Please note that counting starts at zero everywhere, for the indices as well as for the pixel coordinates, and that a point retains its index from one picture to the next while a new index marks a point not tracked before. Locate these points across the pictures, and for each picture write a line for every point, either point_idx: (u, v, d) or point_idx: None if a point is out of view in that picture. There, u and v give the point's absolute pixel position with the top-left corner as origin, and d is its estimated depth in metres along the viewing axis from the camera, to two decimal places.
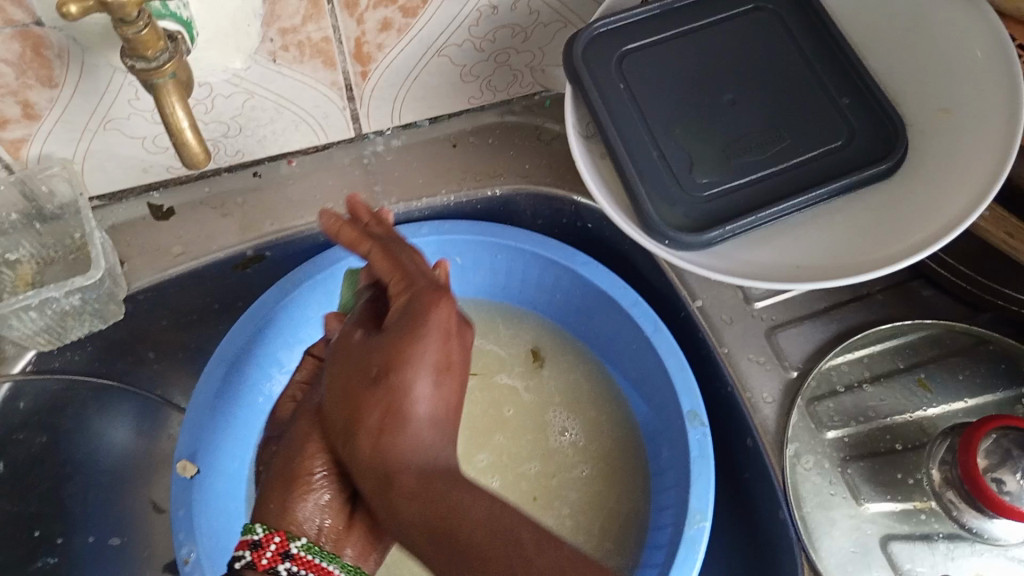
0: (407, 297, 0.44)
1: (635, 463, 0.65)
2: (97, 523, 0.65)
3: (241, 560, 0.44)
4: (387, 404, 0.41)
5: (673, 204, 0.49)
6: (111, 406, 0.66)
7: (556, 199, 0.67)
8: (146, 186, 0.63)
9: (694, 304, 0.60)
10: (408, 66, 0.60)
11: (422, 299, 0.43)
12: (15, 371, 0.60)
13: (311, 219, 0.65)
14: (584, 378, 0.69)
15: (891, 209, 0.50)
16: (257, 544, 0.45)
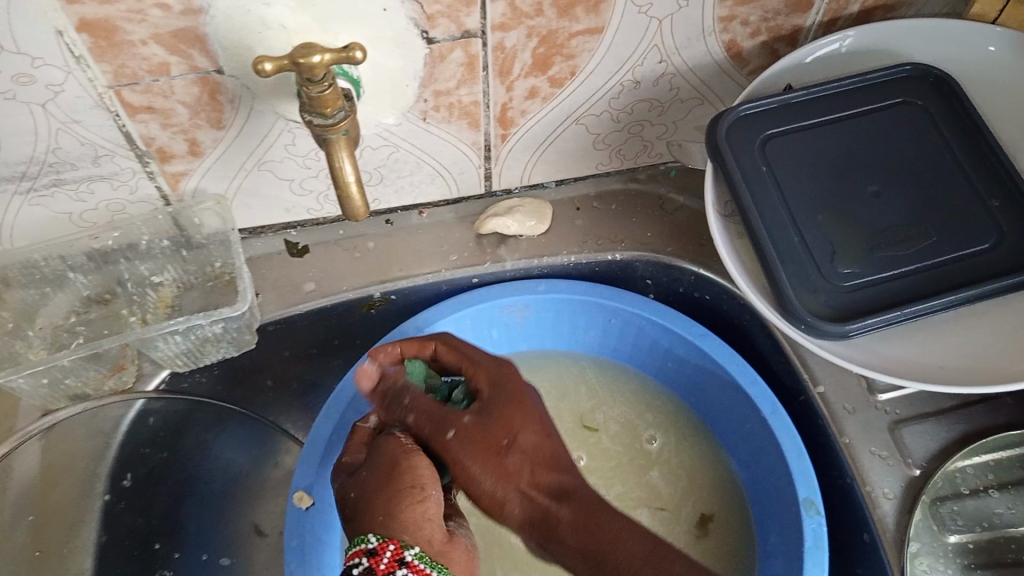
0: (489, 394, 0.52)
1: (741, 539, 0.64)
2: (211, 540, 0.66)
3: (358, 567, 0.46)
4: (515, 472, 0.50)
5: (814, 291, 0.50)
6: (225, 434, 0.67)
7: (675, 267, 0.67)
8: (285, 224, 0.67)
9: (815, 389, 0.60)
10: (546, 131, 0.62)
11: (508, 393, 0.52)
12: (150, 389, 0.61)
13: (433, 268, 0.67)
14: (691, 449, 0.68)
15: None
16: (373, 552, 0.46)
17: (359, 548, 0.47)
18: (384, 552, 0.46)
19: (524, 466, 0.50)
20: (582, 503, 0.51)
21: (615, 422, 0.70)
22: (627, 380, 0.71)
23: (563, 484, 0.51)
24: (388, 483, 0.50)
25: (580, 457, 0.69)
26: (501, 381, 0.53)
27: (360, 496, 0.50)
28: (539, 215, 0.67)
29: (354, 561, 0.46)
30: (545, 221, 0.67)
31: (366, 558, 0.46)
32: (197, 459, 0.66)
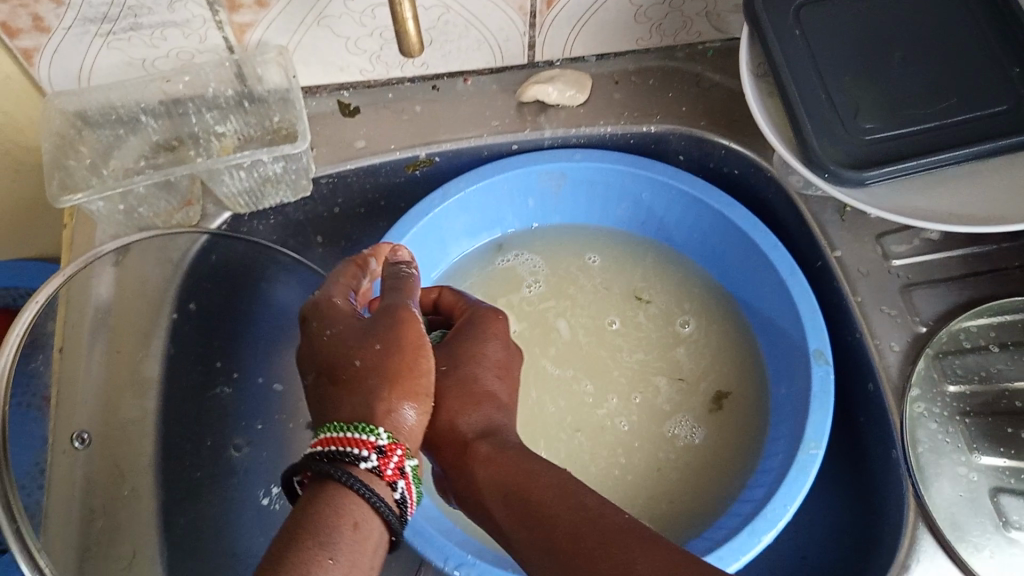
0: (468, 314, 0.59)
1: (751, 394, 0.68)
2: None
3: (365, 463, 0.43)
4: (461, 389, 0.54)
5: (836, 143, 0.53)
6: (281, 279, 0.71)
7: (706, 142, 0.70)
8: (339, 85, 0.71)
9: (833, 254, 0.64)
10: (586, 4, 0.65)
11: (483, 313, 0.58)
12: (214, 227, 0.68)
13: (476, 132, 0.71)
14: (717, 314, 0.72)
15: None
16: (383, 451, 0.44)
17: (365, 440, 0.44)
18: (394, 455, 0.45)
19: (473, 398, 0.54)
20: (506, 445, 0.51)
21: (642, 284, 0.74)
22: (652, 250, 0.75)
23: (490, 424, 0.53)
24: (416, 363, 0.48)
25: (614, 320, 0.72)
26: (492, 313, 0.58)
27: (374, 365, 0.47)
28: (578, 85, 0.70)
29: (363, 453, 0.44)
30: (584, 91, 0.70)
31: (376, 456, 0.44)
32: (257, 298, 0.70)
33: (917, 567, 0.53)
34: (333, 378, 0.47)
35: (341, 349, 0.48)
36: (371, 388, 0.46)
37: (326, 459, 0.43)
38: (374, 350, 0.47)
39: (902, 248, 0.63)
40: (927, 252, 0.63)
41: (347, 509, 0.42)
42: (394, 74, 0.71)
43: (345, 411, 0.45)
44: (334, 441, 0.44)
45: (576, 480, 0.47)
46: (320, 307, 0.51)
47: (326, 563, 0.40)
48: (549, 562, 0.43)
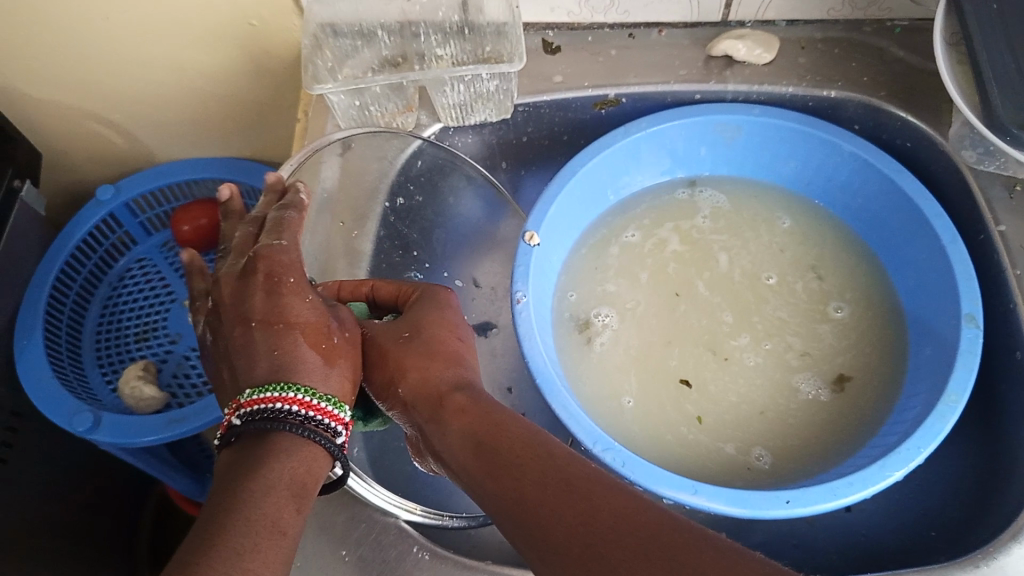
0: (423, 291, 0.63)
1: (891, 356, 0.71)
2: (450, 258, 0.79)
3: (338, 435, 0.49)
4: (427, 353, 0.57)
5: (1021, 108, 0.56)
6: (466, 192, 0.80)
7: (884, 112, 0.74)
8: (546, 25, 0.79)
9: (996, 228, 0.66)
10: None
11: (443, 292, 0.63)
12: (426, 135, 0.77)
13: (664, 79, 0.77)
14: (866, 282, 0.75)
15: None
16: (345, 427, 0.51)
17: (335, 414, 0.50)
18: (349, 430, 0.51)
19: (433, 362, 0.56)
20: (480, 397, 0.54)
21: (788, 252, 0.78)
22: (808, 216, 0.80)
23: (462, 380, 0.56)
24: (357, 355, 0.56)
25: (770, 276, 0.77)
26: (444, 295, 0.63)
27: (339, 348, 0.54)
28: (766, 45, 0.75)
29: (336, 426, 0.49)
30: (771, 51, 0.75)
31: (343, 430, 0.50)
32: (445, 205, 0.79)
33: None
34: (305, 338, 0.52)
35: (314, 321, 0.53)
36: (341, 369, 0.53)
37: (292, 420, 0.47)
38: (343, 337, 0.55)
39: None
40: None
41: (313, 468, 0.47)
42: (597, 19, 0.78)
43: (314, 376, 0.50)
44: (306, 405, 0.48)
45: (547, 435, 0.50)
46: (286, 260, 0.55)
47: (297, 513, 0.44)
48: (518, 498, 0.46)
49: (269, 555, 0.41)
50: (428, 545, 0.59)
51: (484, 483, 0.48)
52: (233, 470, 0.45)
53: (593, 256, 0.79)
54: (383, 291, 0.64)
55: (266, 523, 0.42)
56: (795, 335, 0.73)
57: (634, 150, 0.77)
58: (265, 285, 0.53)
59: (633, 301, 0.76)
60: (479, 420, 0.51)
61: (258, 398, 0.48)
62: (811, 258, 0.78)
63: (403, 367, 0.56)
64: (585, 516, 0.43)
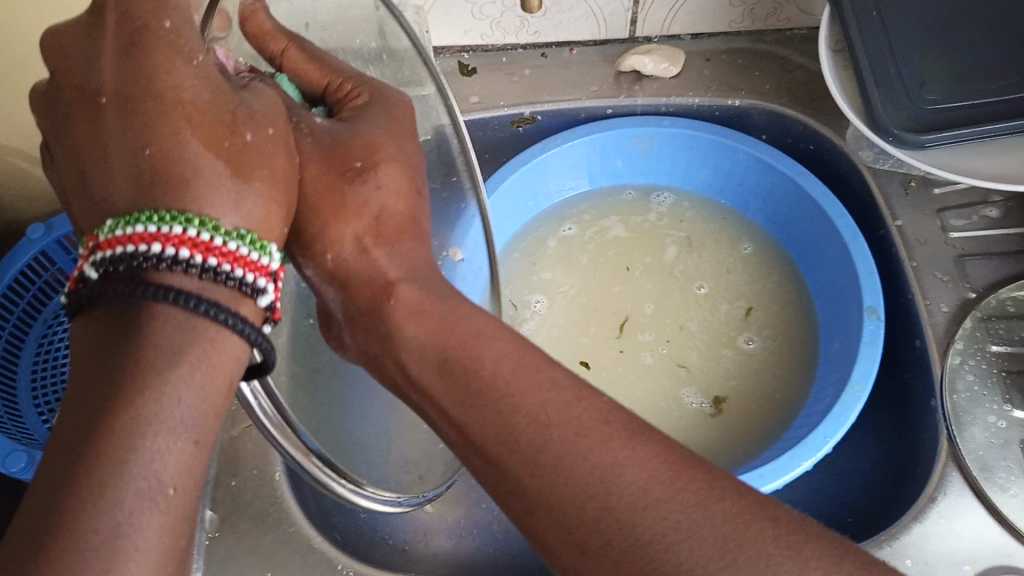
0: (363, 88, 0.47)
1: (801, 367, 0.71)
2: None
3: (265, 292, 0.35)
4: (376, 211, 0.44)
5: (900, 110, 0.59)
6: None
7: (788, 118, 0.77)
8: (461, 47, 0.81)
9: (894, 223, 0.69)
10: None
11: (390, 91, 0.47)
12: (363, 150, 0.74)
13: (578, 95, 0.79)
14: (786, 297, 0.76)
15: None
16: (272, 275, 0.36)
17: (255, 262, 0.35)
18: (275, 284, 0.37)
19: (381, 230, 0.44)
20: (437, 288, 0.44)
21: (712, 269, 0.78)
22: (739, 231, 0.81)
23: (416, 262, 0.45)
24: (291, 172, 0.40)
25: (703, 285, 0.78)
26: (388, 100, 0.47)
27: (254, 154, 0.38)
28: (672, 59, 0.78)
29: (252, 276, 0.35)
30: (677, 64, 0.78)
31: (268, 284, 0.36)
32: None
33: (943, 500, 0.58)
34: (192, 129, 0.36)
35: (212, 104, 0.37)
36: (255, 195, 0.37)
37: (178, 266, 0.33)
38: (265, 133, 0.39)
39: (961, 223, 0.69)
40: (983, 229, 0.68)
41: (220, 366, 0.34)
42: (510, 40, 0.80)
43: (216, 199, 0.35)
44: (203, 250, 0.34)
45: (535, 354, 0.40)
46: (166, 7, 0.38)
47: (193, 449, 0.32)
48: (517, 472, 0.37)
49: (149, 520, 0.30)
50: (353, 562, 0.59)
51: (465, 416, 0.39)
52: (102, 356, 0.32)
53: (531, 252, 0.81)
54: (301, 66, 0.47)
55: (139, 478, 0.30)
56: (698, 352, 0.73)
57: (556, 159, 0.79)
58: (124, 44, 0.37)
59: (569, 287, 0.78)
60: (444, 325, 0.42)
61: (129, 233, 0.33)
62: (746, 274, 0.78)
63: (343, 223, 0.43)
64: (602, 493, 0.35)
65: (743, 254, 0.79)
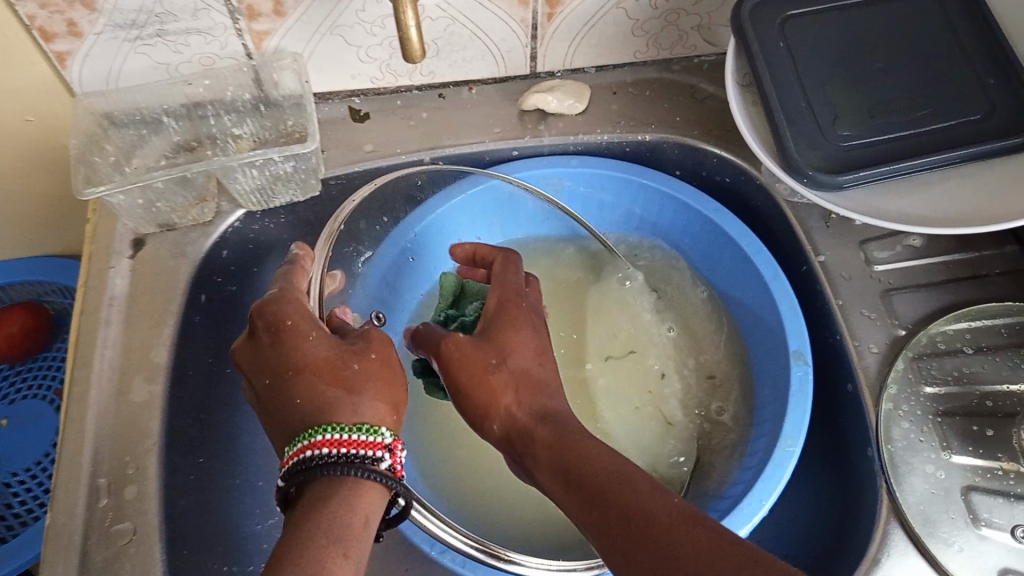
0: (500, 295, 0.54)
1: (732, 415, 0.68)
2: None
3: (382, 462, 0.45)
4: (515, 383, 0.49)
5: (815, 148, 0.56)
6: None
7: (701, 151, 0.73)
8: (350, 92, 0.74)
9: (817, 259, 0.66)
10: (580, 24, 0.69)
11: (510, 298, 0.54)
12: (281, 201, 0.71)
13: (480, 138, 0.74)
14: (718, 341, 0.71)
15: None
16: (388, 448, 0.46)
17: (373, 440, 0.45)
18: (397, 449, 0.46)
19: (523, 392, 0.49)
20: (568, 426, 0.48)
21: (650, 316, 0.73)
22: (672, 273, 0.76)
23: (552, 409, 0.49)
24: (395, 374, 0.50)
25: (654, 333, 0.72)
26: (506, 301, 0.53)
27: (364, 372, 0.48)
28: (577, 95, 0.73)
29: (379, 453, 0.45)
30: (582, 101, 0.73)
31: (386, 454, 0.45)
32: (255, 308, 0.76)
33: (887, 562, 0.54)
34: (319, 377, 0.47)
35: (327, 355, 0.48)
36: (372, 386, 0.47)
37: (339, 459, 0.44)
38: (369, 358, 0.49)
39: (886, 254, 0.65)
40: (909, 259, 0.65)
41: (359, 508, 0.44)
42: (403, 82, 0.74)
43: (341, 412, 0.46)
44: (339, 442, 0.44)
45: (627, 460, 0.46)
46: (280, 304, 0.49)
47: (342, 559, 0.42)
48: (615, 551, 0.41)
49: None
50: None
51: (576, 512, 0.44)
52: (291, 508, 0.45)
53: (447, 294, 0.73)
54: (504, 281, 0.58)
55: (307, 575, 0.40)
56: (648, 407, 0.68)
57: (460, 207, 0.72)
58: (266, 337, 0.48)
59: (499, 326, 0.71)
60: (570, 446, 0.47)
61: (300, 444, 0.45)
62: (679, 316, 0.73)
63: (489, 394, 0.49)
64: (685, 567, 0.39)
65: (683, 300, 0.74)
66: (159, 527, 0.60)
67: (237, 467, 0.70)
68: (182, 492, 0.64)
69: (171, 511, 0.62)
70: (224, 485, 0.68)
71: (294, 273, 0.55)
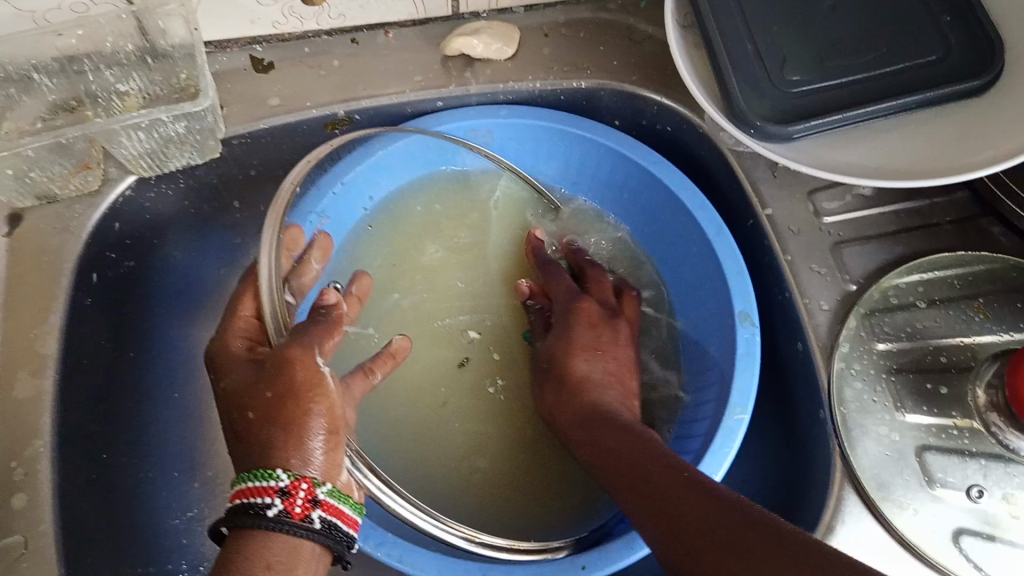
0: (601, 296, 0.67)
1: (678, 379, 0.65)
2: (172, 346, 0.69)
3: (272, 508, 0.39)
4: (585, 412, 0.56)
5: (762, 95, 0.52)
6: (180, 269, 0.70)
7: (640, 98, 0.67)
8: (251, 38, 0.66)
9: (763, 212, 0.62)
10: None
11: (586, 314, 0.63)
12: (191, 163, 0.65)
13: (400, 88, 0.67)
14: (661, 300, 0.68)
15: (990, 120, 0.52)
16: (284, 492, 0.40)
17: (267, 485, 0.39)
18: (298, 491, 0.40)
19: (591, 429, 0.54)
20: (632, 434, 0.51)
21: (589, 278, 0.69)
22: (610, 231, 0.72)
23: (624, 426, 0.53)
24: (308, 404, 0.43)
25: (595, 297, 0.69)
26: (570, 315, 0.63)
27: (263, 414, 0.42)
28: (505, 38, 0.67)
29: (267, 500, 0.39)
30: (511, 44, 0.67)
31: (279, 499, 0.39)
32: (156, 284, 0.68)
33: (841, 529, 0.52)
34: (230, 430, 0.43)
35: (237, 397, 0.43)
36: (270, 436, 0.41)
37: (234, 510, 0.39)
38: (265, 397, 0.42)
39: (834, 204, 0.62)
40: (858, 209, 0.62)
41: (256, 561, 0.38)
42: (310, 26, 0.66)
43: (249, 459, 0.41)
44: (241, 493, 0.40)
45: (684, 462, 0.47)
46: (220, 349, 0.48)
47: None
48: (660, 525, 0.42)
49: None
50: None
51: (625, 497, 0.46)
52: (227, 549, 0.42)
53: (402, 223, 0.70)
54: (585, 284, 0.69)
55: None
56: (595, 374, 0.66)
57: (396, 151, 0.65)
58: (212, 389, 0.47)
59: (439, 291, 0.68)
60: (629, 451, 0.49)
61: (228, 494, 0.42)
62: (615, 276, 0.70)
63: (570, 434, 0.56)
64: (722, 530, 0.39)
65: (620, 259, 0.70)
66: (54, 531, 0.52)
67: (146, 461, 0.64)
68: (85, 496, 0.57)
69: (71, 515, 0.54)
70: (132, 479, 0.62)
71: (243, 296, 0.52)
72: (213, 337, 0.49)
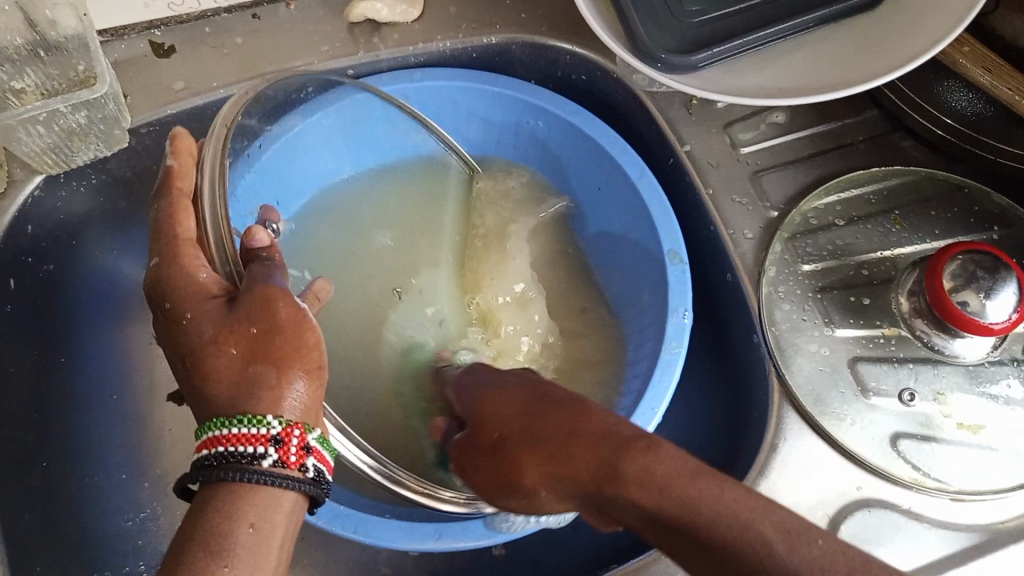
0: None
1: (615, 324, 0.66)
2: (102, 348, 0.67)
3: (265, 459, 0.36)
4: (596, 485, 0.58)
5: (663, 29, 0.52)
6: (103, 268, 0.68)
7: (551, 49, 0.67)
8: (148, 23, 0.64)
9: (683, 148, 0.62)
10: None
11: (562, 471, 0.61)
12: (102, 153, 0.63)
13: (309, 60, 0.66)
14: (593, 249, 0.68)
15: (884, 34, 0.53)
16: (279, 441, 0.37)
17: (257, 434, 0.36)
18: (292, 440, 0.37)
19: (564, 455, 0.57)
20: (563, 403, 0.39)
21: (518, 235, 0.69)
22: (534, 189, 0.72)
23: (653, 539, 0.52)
24: (297, 344, 0.40)
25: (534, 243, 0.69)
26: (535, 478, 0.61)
27: (251, 356, 0.39)
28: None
29: (259, 449, 0.36)
30: (416, 5, 0.66)
31: (274, 449, 0.37)
32: (79, 286, 0.66)
33: (785, 447, 0.53)
34: (206, 380, 0.38)
35: (209, 341, 0.39)
36: (257, 379, 0.38)
37: (218, 461, 0.36)
38: (249, 335, 0.39)
39: (750, 134, 0.63)
40: (772, 137, 0.63)
41: (244, 515, 0.36)
42: (206, 5, 0.65)
43: (225, 412, 0.38)
44: (223, 441, 0.36)
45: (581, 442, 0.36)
46: (171, 280, 0.41)
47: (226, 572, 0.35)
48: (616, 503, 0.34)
49: None
50: None
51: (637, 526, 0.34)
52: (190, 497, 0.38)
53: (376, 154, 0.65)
54: None
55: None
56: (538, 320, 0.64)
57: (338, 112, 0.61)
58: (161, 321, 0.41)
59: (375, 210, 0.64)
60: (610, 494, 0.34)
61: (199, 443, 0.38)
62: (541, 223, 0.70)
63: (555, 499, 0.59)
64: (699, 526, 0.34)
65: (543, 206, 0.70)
66: None
67: (86, 466, 0.62)
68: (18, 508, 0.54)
69: None
70: (74, 485, 0.60)
71: (175, 215, 0.43)
72: (158, 263, 0.41)
